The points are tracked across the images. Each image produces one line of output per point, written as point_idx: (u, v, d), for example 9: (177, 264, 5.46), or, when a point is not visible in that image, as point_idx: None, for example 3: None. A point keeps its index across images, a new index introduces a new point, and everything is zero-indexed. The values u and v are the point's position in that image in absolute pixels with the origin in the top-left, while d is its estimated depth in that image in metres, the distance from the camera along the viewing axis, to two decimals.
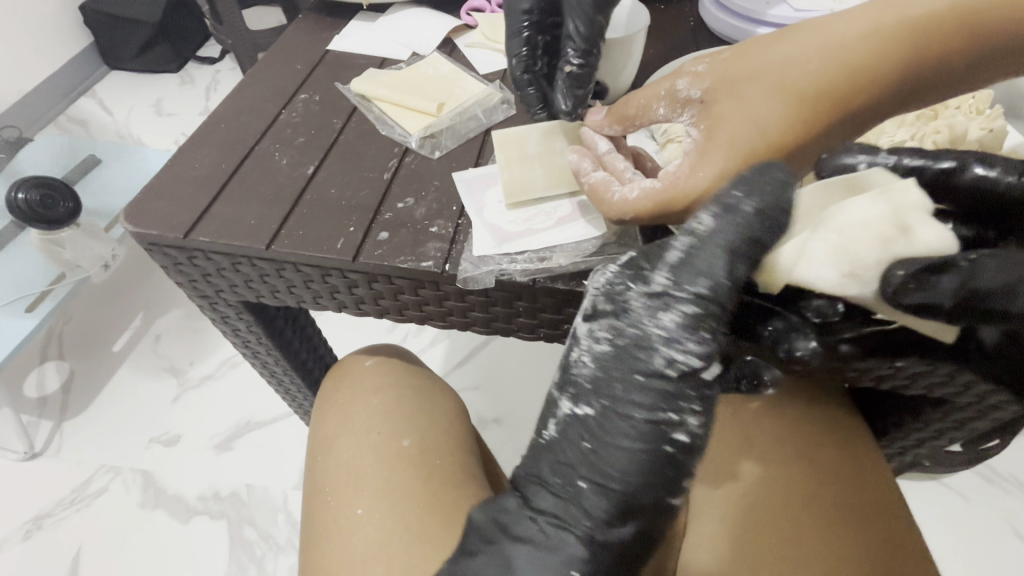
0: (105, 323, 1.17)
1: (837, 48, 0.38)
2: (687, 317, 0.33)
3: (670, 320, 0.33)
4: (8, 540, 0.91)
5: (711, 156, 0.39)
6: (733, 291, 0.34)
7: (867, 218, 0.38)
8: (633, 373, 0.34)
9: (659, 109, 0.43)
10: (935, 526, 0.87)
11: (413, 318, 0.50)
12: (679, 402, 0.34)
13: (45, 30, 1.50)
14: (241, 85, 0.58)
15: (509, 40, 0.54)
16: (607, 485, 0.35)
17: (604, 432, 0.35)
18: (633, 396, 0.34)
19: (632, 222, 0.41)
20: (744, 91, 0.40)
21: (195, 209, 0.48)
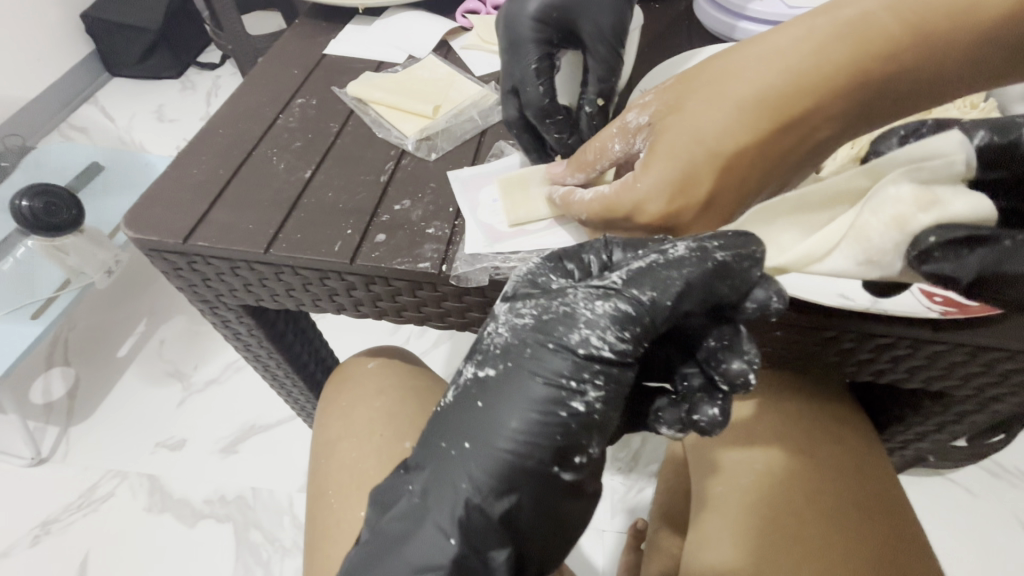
0: (111, 328, 1.17)
1: (777, 57, 0.38)
2: (623, 312, 0.32)
3: (604, 309, 0.32)
4: (17, 545, 0.92)
5: (655, 171, 0.39)
6: (665, 320, 0.33)
7: (880, 199, 0.34)
8: (565, 345, 0.32)
9: (614, 146, 0.42)
10: (942, 522, 0.86)
11: (413, 319, 0.50)
12: (584, 389, 0.32)
13: (48, 39, 1.52)
14: (239, 91, 0.59)
15: (522, 69, 0.50)
16: (481, 456, 0.32)
17: (507, 393, 0.32)
18: (557, 377, 0.32)
19: (590, 225, 0.43)
20: (687, 106, 0.40)
21: (194, 215, 0.48)
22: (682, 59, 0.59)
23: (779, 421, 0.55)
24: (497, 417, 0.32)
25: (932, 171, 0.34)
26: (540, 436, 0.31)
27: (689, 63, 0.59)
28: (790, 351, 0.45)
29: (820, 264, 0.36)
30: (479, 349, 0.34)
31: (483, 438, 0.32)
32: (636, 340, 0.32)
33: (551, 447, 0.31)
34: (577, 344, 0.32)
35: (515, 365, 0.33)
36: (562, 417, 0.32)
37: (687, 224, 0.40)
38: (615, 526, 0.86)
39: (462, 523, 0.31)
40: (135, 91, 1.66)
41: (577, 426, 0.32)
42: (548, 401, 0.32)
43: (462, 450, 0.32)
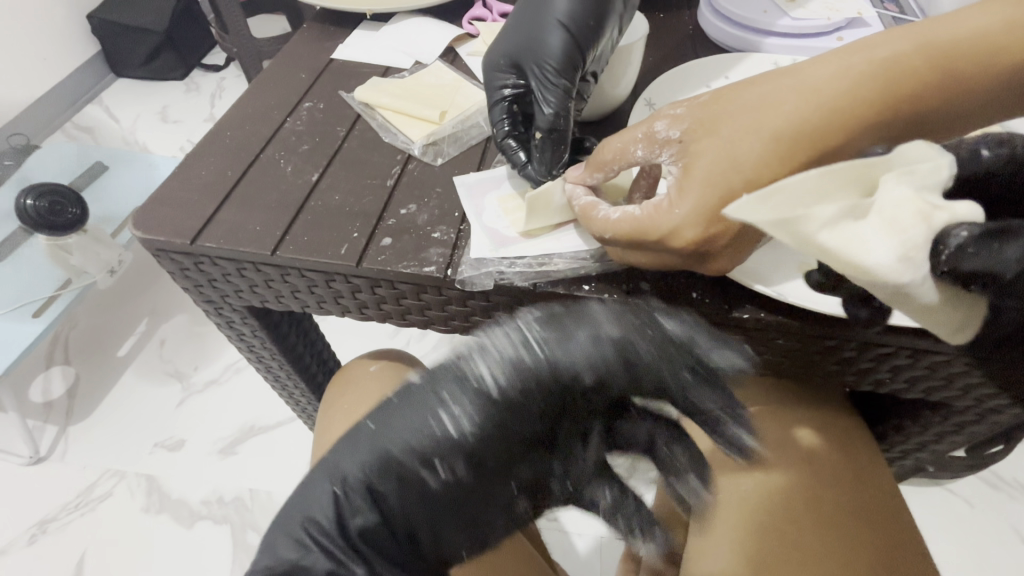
0: (112, 327, 1.18)
1: (816, 90, 0.38)
2: (523, 355, 0.37)
3: (509, 344, 0.38)
4: (13, 544, 0.92)
5: (685, 196, 0.39)
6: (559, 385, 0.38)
7: (899, 193, 0.29)
8: (482, 397, 0.37)
9: (637, 151, 0.43)
10: (940, 532, 0.86)
11: (416, 323, 0.51)
12: (473, 416, 0.37)
13: (55, 40, 1.53)
14: (248, 94, 0.59)
15: (490, 109, 0.54)
16: (375, 444, 0.39)
17: (414, 405, 0.39)
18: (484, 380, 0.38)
19: (613, 242, 0.42)
20: (720, 131, 0.40)
21: (201, 216, 0.48)
22: (687, 70, 0.61)
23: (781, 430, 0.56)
24: (427, 397, 0.39)
25: (924, 178, 0.30)
26: (422, 447, 0.38)
27: (691, 77, 0.60)
28: (791, 359, 0.45)
29: (862, 261, 0.29)
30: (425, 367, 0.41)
31: (412, 411, 0.39)
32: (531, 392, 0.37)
33: (419, 462, 0.38)
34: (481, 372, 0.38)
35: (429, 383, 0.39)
36: (444, 433, 0.37)
37: (722, 250, 0.40)
38: (613, 533, 0.86)
39: (340, 493, 0.38)
40: (140, 91, 1.67)
41: (452, 449, 0.38)
42: (437, 416, 0.38)
43: (366, 434, 0.40)
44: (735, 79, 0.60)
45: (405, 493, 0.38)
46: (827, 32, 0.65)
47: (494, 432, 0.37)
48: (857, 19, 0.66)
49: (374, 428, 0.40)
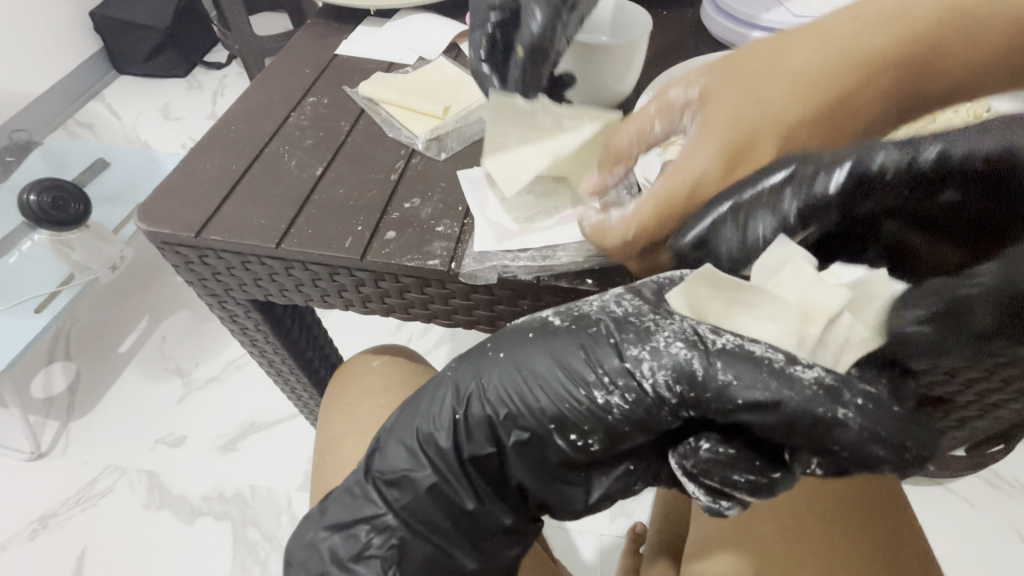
0: (113, 324, 1.18)
1: (826, 51, 0.44)
2: (642, 335, 0.33)
3: (621, 315, 0.34)
4: (14, 539, 0.92)
5: (705, 140, 0.41)
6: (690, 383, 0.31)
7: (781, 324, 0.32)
8: (591, 380, 0.33)
9: (654, 127, 0.44)
10: (941, 531, 0.87)
11: (420, 316, 0.51)
12: (590, 393, 0.33)
13: (57, 37, 1.53)
14: (252, 89, 0.60)
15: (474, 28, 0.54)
16: (459, 397, 0.36)
17: (505, 375, 0.35)
18: (610, 354, 0.33)
19: (635, 238, 0.40)
20: (740, 83, 0.44)
21: (206, 209, 0.49)
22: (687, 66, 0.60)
23: None
24: (531, 353, 0.35)
25: (796, 279, 0.32)
26: (515, 415, 0.34)
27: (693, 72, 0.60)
28: None
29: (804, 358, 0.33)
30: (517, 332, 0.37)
31: (518, 368, 0.35)
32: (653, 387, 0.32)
33: (507, 432, 0.35)
34: (590, 355, 0.34)
35: (523, 354, 0.35)
36: (538, 405, 0.34)
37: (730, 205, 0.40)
38: (614, 530, 0.86)
39: (419, 436, 0.37)
40: (141, 88, 1.67)
41: (546, 431, 0.34)
42: (532, 389, 0.34)
43: (450, 384, 0.37)
44: None
45: (470, 452, 0.36)
46: None
47: (606, 418, 0.33)
48: None
49: (462, 367, 0.37)
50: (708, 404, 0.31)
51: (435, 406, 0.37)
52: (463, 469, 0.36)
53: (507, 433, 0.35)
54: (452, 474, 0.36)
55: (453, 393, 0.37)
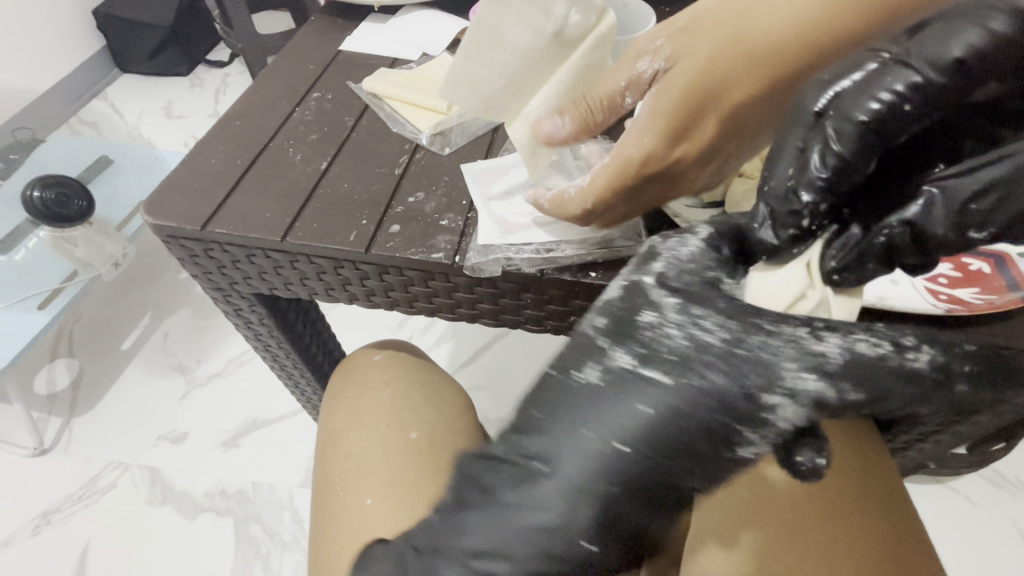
0: (115, 321, 1.18)
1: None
2: (732, 323, 0.33)
3: (709, 312, 0.33)
4: (16, 535, 0.92)
5: (651, 117, 0.40)
6: (798, 363, 0.31)
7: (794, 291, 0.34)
8: (692, 368, 0.32)
9: (626, 100, 0.42)
10: (944, 529, 0.87)
11: (424, 310, 0.51)
12: (699, 375, 0.31)
13: (60, 34, 1.53)
14: (256, 84, 0.60)
15: None
16: (534, 415, 0.34)
17: (589, 376, 0.33)
18: (662, 346, 0.33)
19: (594, 205, 0.42)
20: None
21: (211, 203, 0.49)
22: None
23: None
24: (580, 355, 0.34)
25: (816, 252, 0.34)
26: (612, 408, 0.32)
27: None
28: None
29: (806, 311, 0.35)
30: (606, 335, 0.35)
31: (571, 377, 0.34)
32: (763, 368, 0.31)
33: (605, 428, 0.32)
34: (691, 343, 0.32)
35: (613, 344, 0.34)
36: (631, 394, 0.32)
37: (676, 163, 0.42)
38: None
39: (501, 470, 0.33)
40: (144, 86, 1.67)
41: (656, 416, 0.31)
42: (625, 378, 0.32)
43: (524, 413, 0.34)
44: None
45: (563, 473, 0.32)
46: None
47: (721, 396, 0.31)
48: None
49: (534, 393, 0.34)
50: (789, 377, 0.31)
51: (516, 436, 0.34)
52: (551, 506, 0.32)
53: (591, 442, 0.31)
54: (539, 508, 0.32)
55: (526, 421, 0.34)
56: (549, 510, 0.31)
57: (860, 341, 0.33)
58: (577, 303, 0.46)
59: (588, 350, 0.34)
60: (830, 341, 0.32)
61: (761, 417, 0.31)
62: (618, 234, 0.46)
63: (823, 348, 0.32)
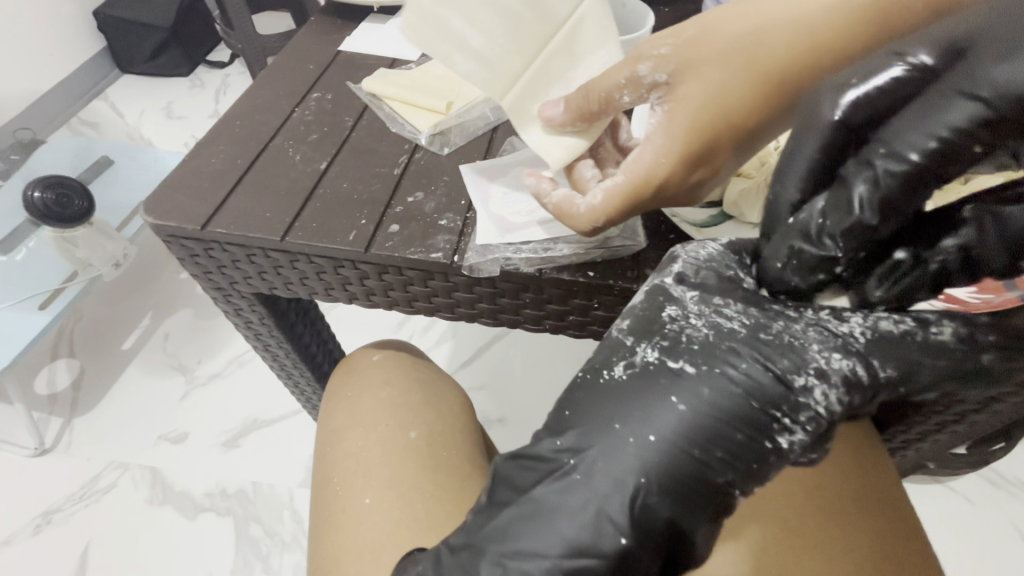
0: (116, 321, 1.18)
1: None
2: (763, 320, 0.34)
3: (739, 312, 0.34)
4: (17, 534, 0.93)
5: (670, 141, 0.41)
6: (833, 356, 0.32)
7: None
8: (733, 364, 0.32)
9: (624, 97, 0.43)
10: (945, 530, 0.87)
11: (423, 310, 0.52)
12: (738, 368, 0.32)
13: (61, 34, 1.54)
14: (256, 84, 0.60)
15: None
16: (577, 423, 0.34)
17: (627, 379, 0.33)
18: (687, 337, 0.34)
19: (605, 225, 0.42)
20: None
21: (212, 202, 0.49)
22: None
23: None
24: (609, 355, 0.35)
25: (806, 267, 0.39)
26: (653, 407, 0.32)
27: None
28: None
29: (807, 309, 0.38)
30: (643, 339, 0.35)
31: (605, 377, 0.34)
32: (801, 361, 0.32)
33: (652, 430, 0.32)
34: (727, 342, 0.33)
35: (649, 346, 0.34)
36: (673, 394, 0.32)
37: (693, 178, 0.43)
38: None
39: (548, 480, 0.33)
40: (144, 87, 1.67)
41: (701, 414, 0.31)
42: (663, 376, 0.33)
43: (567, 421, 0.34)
44: None
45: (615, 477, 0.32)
46: None
47: (766, 390, 0.31)
48: None
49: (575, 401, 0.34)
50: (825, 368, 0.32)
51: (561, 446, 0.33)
52: (598, 516, 0.31)
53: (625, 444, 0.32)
54: (579, 514, 0.32)
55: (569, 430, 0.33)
56: (600, 518, 0.31)
57: (882, 318, 0.34)
58: (575, 302, 0.46)
59: (623, 354, 0.35)
60: (852, 321, 0.33)
61: (797, 401, 0.31)
62: (617, 232, 0.46)
63: (846, 329, 0.33)
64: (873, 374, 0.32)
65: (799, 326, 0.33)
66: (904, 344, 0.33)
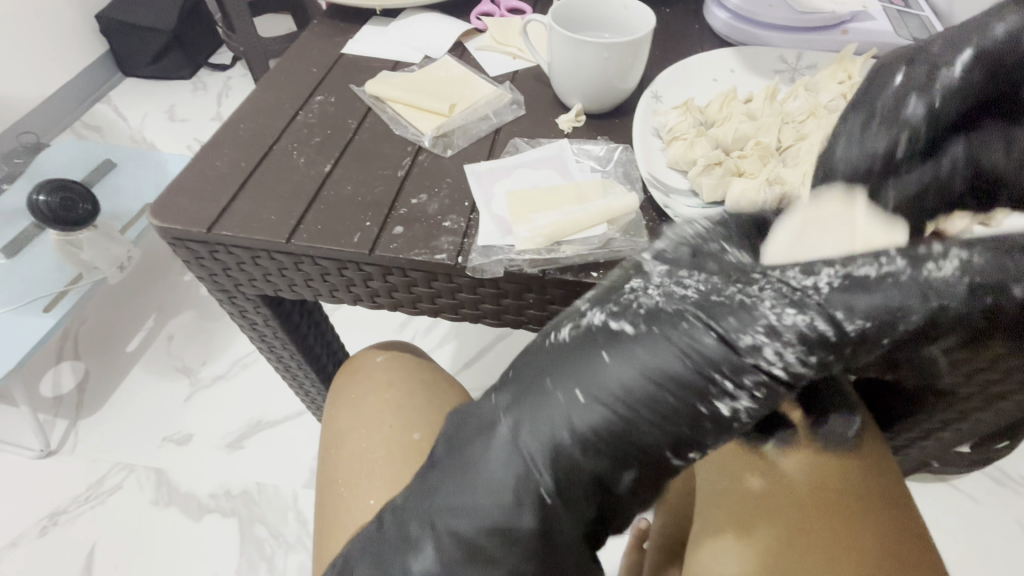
0: (120, 323, 1.19)
1: None
2: (715, 288, 0.31)
3: (693, 279, 0.32)
4: (24, 535, 0.93)
5: None
6: (792, 321, 0.29)
7: None
8: (673, 331, 0.31)
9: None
10: (951, 530, 0.86)
11: (427, 311, 0.52)
12: (671, 335, 0.31)
13: (64, 38, 1.54)
14: (261, 87, 0.61)
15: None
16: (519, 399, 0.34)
17: (571, 351, 0.33)
18: (636, 319, 0.32)
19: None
20: None
21: (217, 205, 0.49)
22: (686, 72, 0.59)
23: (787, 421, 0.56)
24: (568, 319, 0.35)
25: None
26: (584, 377, 0.32)
27: (691, 76, 0.59)
28: None
29: None
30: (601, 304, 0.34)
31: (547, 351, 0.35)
32: (750, 327, 0.29)
33: (585, 408, 0.32)
34: (668, 308, 0.31)
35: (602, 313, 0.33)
36: (605, 359, 0.32)
37: None
38: None
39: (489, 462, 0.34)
40: (147, 90, 1.68)
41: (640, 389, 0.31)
42: (605, 343, 0.32)
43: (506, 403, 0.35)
44: (741, 73, 0.60)
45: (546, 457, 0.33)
46: (830, 27, 0.64)
47: (702, 362, 0.30)
48: (863, 12, 0.66)
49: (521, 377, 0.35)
50: (777, 335, 0.29)
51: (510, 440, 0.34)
52: (528, 488, 0.33)
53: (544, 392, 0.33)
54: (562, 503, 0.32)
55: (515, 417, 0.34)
56: (533, 488, 0.33)
57: (856, 267, 0.30)
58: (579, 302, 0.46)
59: (577, 322, 0.34)
60: (821, 274, 0.30)
61: (738, 364, 0.30)
62: (619, 233, 0.46)
63: (811, 282, 0.30)
64: (839, 329, 0.29)
65: (756, 287, 0.30)
66: (885, 288, 0.29)
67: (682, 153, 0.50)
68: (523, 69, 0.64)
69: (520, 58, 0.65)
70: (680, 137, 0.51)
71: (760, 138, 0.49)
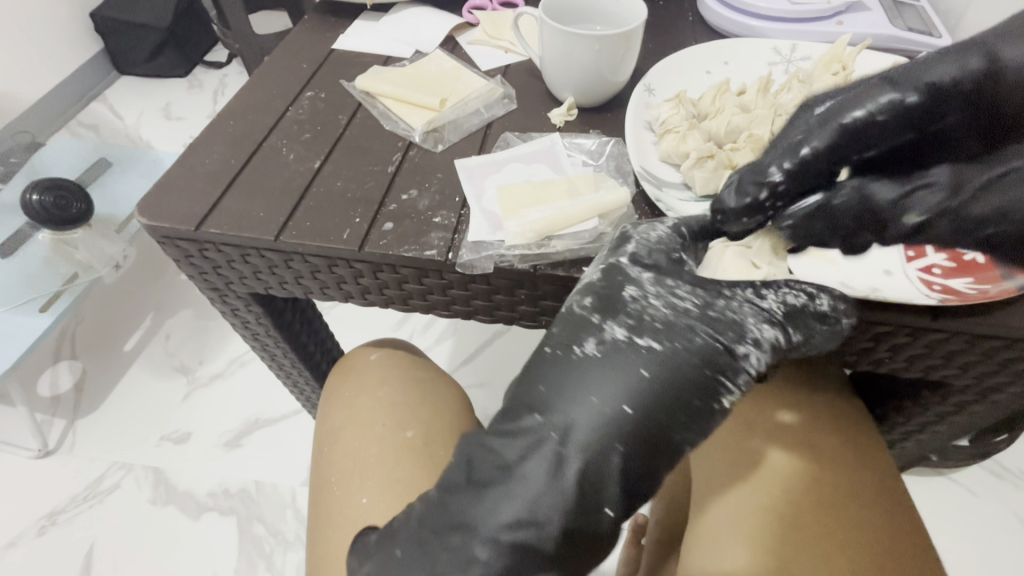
0: (117, 322, 1.19)
1: None
2: (664, 260, 0.39)
3: (655, 250, 0.40)
4: (22, 536, 0.93)
5: None
6: (709, 299, 0.37)
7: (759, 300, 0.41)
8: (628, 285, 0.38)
9: None
10: (950, 524, 0.86)
11: (418, 308, 0.52)
12: (627, 286, 0.38)
13: (56, 36, 1.53)
14: (250, 83, 0.60)
15: None
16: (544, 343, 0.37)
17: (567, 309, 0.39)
18: (612, 294, 0.37)
19: None
20: None
21: (205, 203, 0.49)
22: (681, 63, 0.59)
23: (783, 415, 0.55)
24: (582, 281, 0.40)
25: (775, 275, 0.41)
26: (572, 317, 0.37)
27: (685, 68, 0.59)
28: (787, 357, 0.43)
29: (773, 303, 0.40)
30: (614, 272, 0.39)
31: (557, 341, 0.36)
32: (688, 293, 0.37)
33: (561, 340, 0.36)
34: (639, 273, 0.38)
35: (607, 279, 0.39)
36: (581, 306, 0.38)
37: None
38: None
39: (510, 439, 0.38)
40: (142, 89, 1.68)
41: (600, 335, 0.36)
42: (592, 296, 0.38)
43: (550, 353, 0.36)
44: (735, 65, 0.60)
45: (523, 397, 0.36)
46: (827, 16, 0.65)
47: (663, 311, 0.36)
48: (858, 3, 0.65)
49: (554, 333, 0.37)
50: (700, 303, 0.37)
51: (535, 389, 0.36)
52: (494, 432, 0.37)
53: (573, 367, 0.35)
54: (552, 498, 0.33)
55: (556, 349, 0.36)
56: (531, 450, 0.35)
57: (791, 294, 0.38)
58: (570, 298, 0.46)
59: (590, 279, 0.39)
60: (769, 296, 0.38)
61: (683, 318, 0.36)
62: (611, 228, 0.46)
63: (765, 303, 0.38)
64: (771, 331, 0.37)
65: (746, 296, 0.38)
66: (806, 316, 0.38)
67: (675, 147, 0.49)
68: (514, 63, 0.64)
69: (511, 52, 0.65)
70: (672, 131, 0.51)
71: (752, 131, 0.49)
